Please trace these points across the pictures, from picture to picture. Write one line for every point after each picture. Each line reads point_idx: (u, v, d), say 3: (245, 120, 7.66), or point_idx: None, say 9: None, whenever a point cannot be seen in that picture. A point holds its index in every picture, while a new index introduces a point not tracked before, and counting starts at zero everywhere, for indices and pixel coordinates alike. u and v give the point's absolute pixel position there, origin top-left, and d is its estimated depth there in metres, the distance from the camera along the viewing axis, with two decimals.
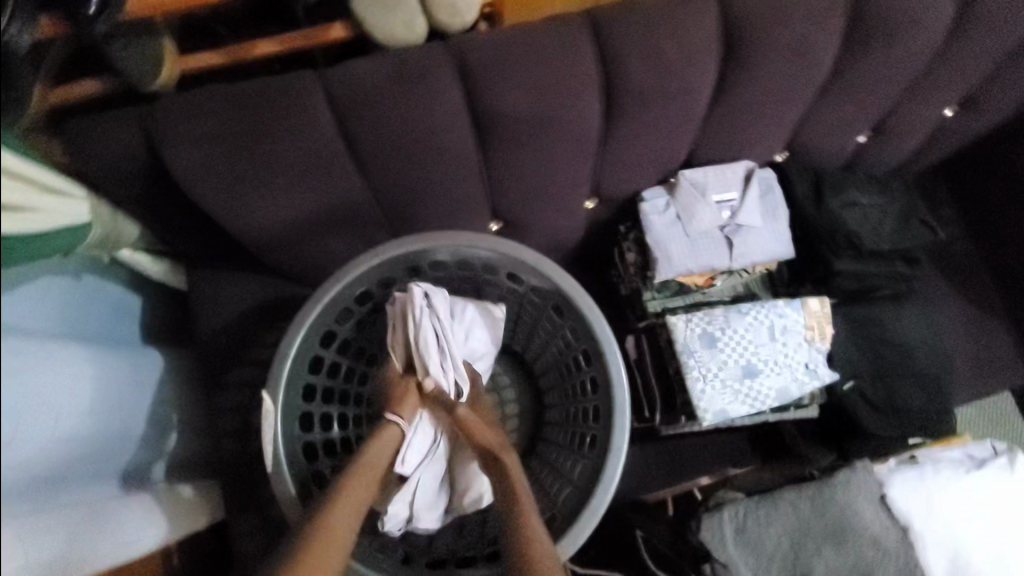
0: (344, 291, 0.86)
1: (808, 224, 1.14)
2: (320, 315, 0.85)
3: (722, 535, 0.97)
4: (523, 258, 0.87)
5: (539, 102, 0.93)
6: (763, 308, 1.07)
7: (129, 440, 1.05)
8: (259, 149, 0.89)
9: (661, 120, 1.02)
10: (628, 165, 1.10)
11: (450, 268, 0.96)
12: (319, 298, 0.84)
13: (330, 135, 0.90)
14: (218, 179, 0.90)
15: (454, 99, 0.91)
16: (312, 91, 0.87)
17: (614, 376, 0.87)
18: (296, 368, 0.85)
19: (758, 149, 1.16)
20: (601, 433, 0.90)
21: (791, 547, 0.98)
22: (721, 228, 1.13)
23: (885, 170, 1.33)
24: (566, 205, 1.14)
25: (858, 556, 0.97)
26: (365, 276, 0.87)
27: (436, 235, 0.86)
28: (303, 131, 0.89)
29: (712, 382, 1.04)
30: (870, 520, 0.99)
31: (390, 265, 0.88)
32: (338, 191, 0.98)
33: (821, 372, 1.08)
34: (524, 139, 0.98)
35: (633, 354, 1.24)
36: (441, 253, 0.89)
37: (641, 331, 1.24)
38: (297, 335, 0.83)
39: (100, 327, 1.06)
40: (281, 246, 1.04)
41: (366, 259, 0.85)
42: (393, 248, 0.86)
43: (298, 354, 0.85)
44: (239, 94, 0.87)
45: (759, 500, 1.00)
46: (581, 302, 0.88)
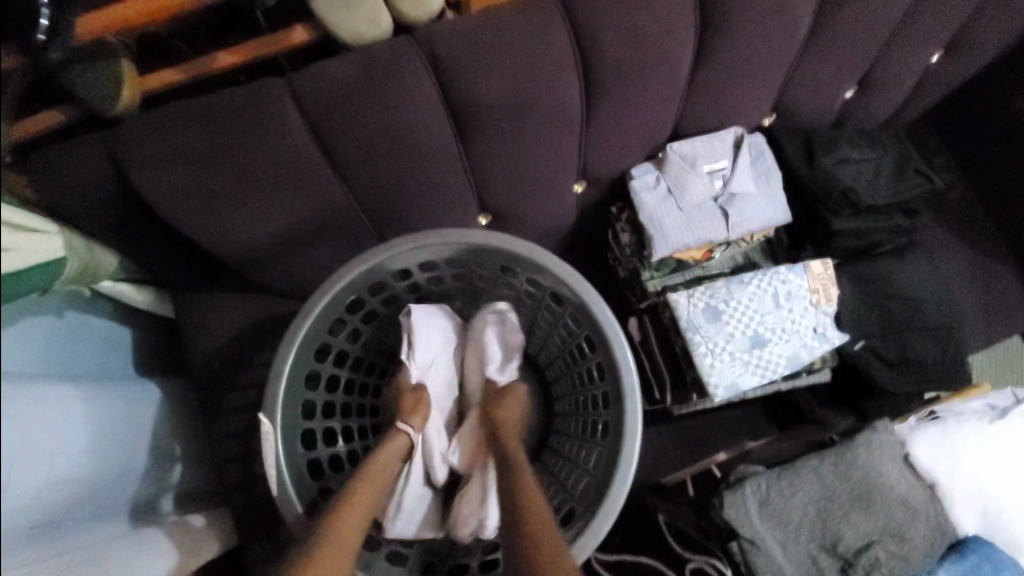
0: (334, 301, 0.82)
1: (802, 186, 1.12)
2: (311, 330, 0.81)
3: (748, 511, 0.93)
4: (516, 249, 0.83)
5: (516, 86, 0.90)
6: (765, 276, 1.05)
7: (130, 474, 1.03)
8: (231, 164, 0.86)
9: (643, 94, 0.99)
10: (613, 143, 1.07)
11: (442, 267, 0.92)
12: (309, 311, 0.80)
13: (303, 143, 0.87)
14: (193, 201, 0.87)
15: (428, 92, 0.88)
16: (280, 98, 0.84)
17: (620, 358, 0.84)
18: (292, 386, 0.82)
19: (744, 114, 1.13)
20: (614, 418, 0.87)
21: (819, 515, 0.95)
22: (715, 199, 1.10)
23: (875, 123, 1.30)
24: (554, 192, 1.12)
25: (887, 518, 0.95)
26: (353, 285, 0.83)
27: (424, 234, 0.82)
28: (275, 141, 0.85)
29: (720, 357, 1.01)
30: (896, 480, 0.96)
31: (379, 271, 0.85)
32: (319, 201, 0.95)
33: (829, 334, 1.05)
34: (504, 128, 0.95)
35: (637, 336, 1.22)
36: (432, 252, 0.86)
37: (643, 311, 1.22)
38: (290, 352, 0.79)
39: (89, 364, 1.03)
40: (266, 263, 1.01)
41: (355, 266, 0.81)
42: (380, 252, 0.82)
43: (293, 372, 0.81)
44: (204, 109, 0.84)
45: (781, 470, 0.97)
46: (581, 290, 0.84)
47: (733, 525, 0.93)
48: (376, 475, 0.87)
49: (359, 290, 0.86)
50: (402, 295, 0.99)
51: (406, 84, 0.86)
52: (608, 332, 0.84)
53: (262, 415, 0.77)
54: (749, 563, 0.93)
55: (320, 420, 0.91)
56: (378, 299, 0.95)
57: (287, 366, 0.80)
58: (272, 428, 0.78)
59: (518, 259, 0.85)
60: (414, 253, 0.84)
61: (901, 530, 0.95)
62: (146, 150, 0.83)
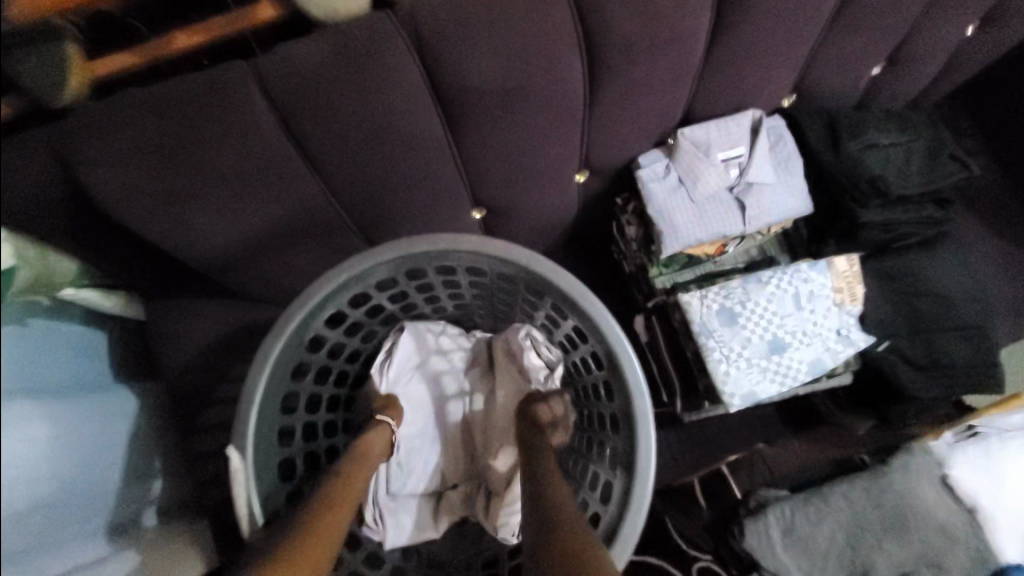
0: (310, 318, 0.71)
1: (826, 174, 1.02)
2: (286, 349, 0.70)
3: (770, 539, 0.92)
4: (513, 255, 0.72)
5: (511, 68, 0.80)
6: (785, 274, 0.97)
7: (104, 494, 0.91)
8: (192, 159, 0.76)
9: (652, 74, 0.89)
10: (620, 129, 0.97)
11: (434, 274, 0.81)
12: (281, 330, 0.69)
13: (274, 135, 0.78)
14: (154, 200, 0.78)
15: (412, 75, 0.78)
16: (243, 85, 0.74)
17: (632, 382, 0.72)
18: (267, 413, 0.69)
19: (763, 94, 1.03)
20: (623, 448, 0.75)
21: (849, 542, 0.94)
22: (730, 189, 1.01)
23: (901, 102, 1.20)
24: (554, 182, 1.02)
25: (924, 547, 0.93)
26: (334, 296, 0.73)
27: (413, 240, 0.71)
28: (241, 134, 0.76)
29: (736, 363, 0.93)
30: (933, 505, 0.95)
31: (360, 281, 0.74)
32: (294, 199, 0.86)
33: (855, 337, 0.97)
34: (498, 113, 0.85)
35: (644, 336, 1.15)
36: (419, 259, 0.74)
37: (650, 309, 1.13)
38: (259, 378, 0.67)
39: (47, 370, 0.87)
40: (241, 265, 0.92)
41: (333, 277, 0.71)
42: (361, 261, 0.71)
43: (268, 397, 0.69)
44: (155, 96, 0.73)
45: (807, 498, 0.96)
46: (590, 303, 0.72)
47: (755, 555, 0.93)
48: (349, 474, 0.74)
49: (337, 303, 0.75)
50: (389, 304, 0.88)
51: (388, 66, 0.76)
52: (620, 351, 0.72)
53: (230, 448, 0.64)
54: None
55: (300, 446, 0.80)
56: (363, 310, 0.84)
57: (260, 390, 0.67)
58: (242, 462, 0.65)
59: (517, 267, 0.74)
60: (400, 261, 0.74)
61: (941, 561, 0.93)
62: (93, 146, 0.73)
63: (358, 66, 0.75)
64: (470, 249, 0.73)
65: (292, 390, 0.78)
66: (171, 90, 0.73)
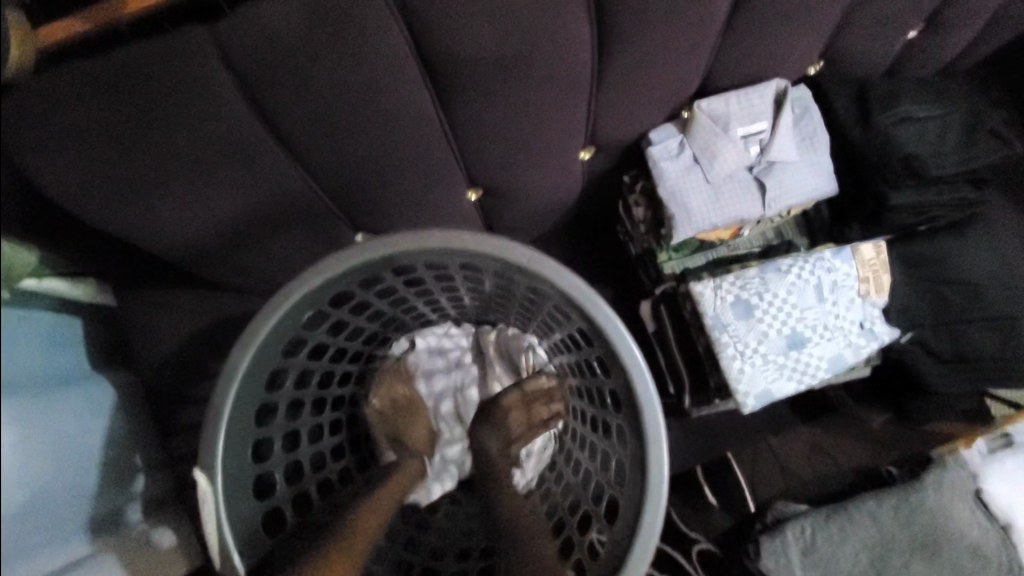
0: (285, 322, 0.65)
1: (854, 151, 0.93)
2: (258, 359, 0.64)
3: (791, 558, 0.94)
4: (508, 253, 0.65)
5: (509, 34, 0.71)
6: (807, 263, 0.89)
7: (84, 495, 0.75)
8: (150, 140, 0.68)
9: (667, 41, 0.79)
10: (630, 102, 0.88)
11: (423, 271, 0.74)
12: (251, 338, 0.63)
13: (241, 112, 0.69)
14: (111, 188, 0.70)
15: (396, 42, 0.69)
16: (204, 55, 0.65)
17: (644, 406, 0.65)
18: (236, 429, 0.64)
19: (787, 63, 0.93)
20: (630, 469, 0.69)
21: (872, 561, 0.96)
22: (749, 169, 0.93)
23: (935, 70, 1.10)
24: (557, 161, 0.94)
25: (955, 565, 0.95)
26: (311, 299, 0.66)
27: (396, 237, 0.64)
28: (203, 111, 0.67)
29: (751, 360, 0.86)
30: (965, 521, 0.97)
31: (339, 281, 0.67)
32: (261, 183, 0.76)
33: (878, 330, 0.91)
34: (495, 86, 0.76)
35: (651, 326, 1.06)
36: (404, 257, 0.67)
37: (658, 296, 1.04)
38: (228, 390, 0.62)
39: (22, 357, 0.70)
40: (217, 255, 0.85)
41: (310, 280, 0.64)
42: (340, 259, 0.64)
43: (238, 411, 0.64)
44: (103, 69, 0.64)
45: (830, 516, 0.97)
46: (592, 306, 0.65)
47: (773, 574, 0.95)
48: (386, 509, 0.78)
49: (317, 305, 0.69)
50: (378, 302, 0.81)
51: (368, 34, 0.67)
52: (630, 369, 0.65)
53: (197, 471, 0.60)
54: None
55: (282, 456, 0.75)
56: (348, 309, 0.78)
57: (229, 406, 0.62)
58: (212, 486, 0.60)
59: (514, 267, 0.67)
60: (384, 260, 0.67)
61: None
62: (38, 127, 0.65)
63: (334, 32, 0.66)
64: (459, 248, 0.65)
65: (269, 399, 0.72)
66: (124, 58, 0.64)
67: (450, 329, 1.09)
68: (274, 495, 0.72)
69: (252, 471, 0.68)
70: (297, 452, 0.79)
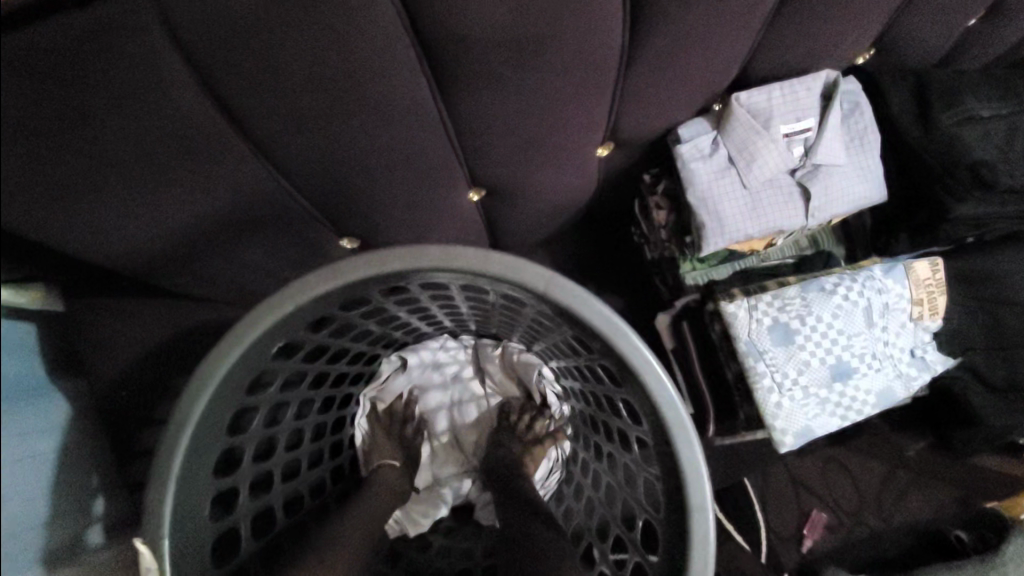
0: (249, 357, 0.54)
1: (909, 155, 0.82)
2: (216, 402, 0.53)
3: None
4: (519, 276, 0.54)
5: (526, 9, 0.58)
6: (855, 282, 0.79)
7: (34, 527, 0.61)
8: (87, 121, 0.54)
9: (709, 22, 0.67)
10: (658, 93, 0.76)
11: (416, 290, 0.63)
12: (207, 376, 0.52)
13: (194, 97, 0.56)
14: (42, 184, 0.56)
15: (387, 16, 0.56)
16: None
17: (685, 470, 0.53)
18: (190, 487, 0.53)
19: (837, 50, 0.81)
20: (661, 534, 0.58)
21: None
22: (790, 172, 0.81)
23: (988, 62, 0.99)
24: (571, 159, 0.82)
25: None
26: (280, 328, 0.55)
27: (387, 255, 0.53)
28: (150, 96, 0.54)
29: (790, 392, 0.76)
30: None
31: (313, 306, 0.55)
32: (227, 182, 0.65)
33: (928, 358, 0.82)
34: (505, 71, 0.64)
35: (667, 342, 0.95)
36: (390, 277, 0.55)
37: (677, 312, 0.93)
38: (176, 443, 0.51)
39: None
40: (178, 263, 0.73)
41: (279, 308, 0.53)
42: (317, 281, 0.53)
43: (192, 466, 0.53)
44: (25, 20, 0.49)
45: None
46: (622, 345, 0.54)
47: None
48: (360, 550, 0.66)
49: (292, 332, 0.58)
50: (367, 323, 0.71)
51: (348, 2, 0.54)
52: (668, 420, 0.53)
53: (138, 544, 0.49)
54: None
55: (248, 508, 0.64)
56: (328, 333, 0.66)
57: (178, 465, 0.51)
58: (156, 561, 0.49)
59: (527, 291, 0.56)
60: (373, 282, 0.55)
61: None
62: None
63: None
64: (462, 269, 0.54)
65: (231, 442, 0.60)
66: (49, 20, 0.48)
67: (446, 343, 0.98)
68: (238, 554, 0.62)
69: (208, 534, 0.57)
70: (270, 496, 0.68)
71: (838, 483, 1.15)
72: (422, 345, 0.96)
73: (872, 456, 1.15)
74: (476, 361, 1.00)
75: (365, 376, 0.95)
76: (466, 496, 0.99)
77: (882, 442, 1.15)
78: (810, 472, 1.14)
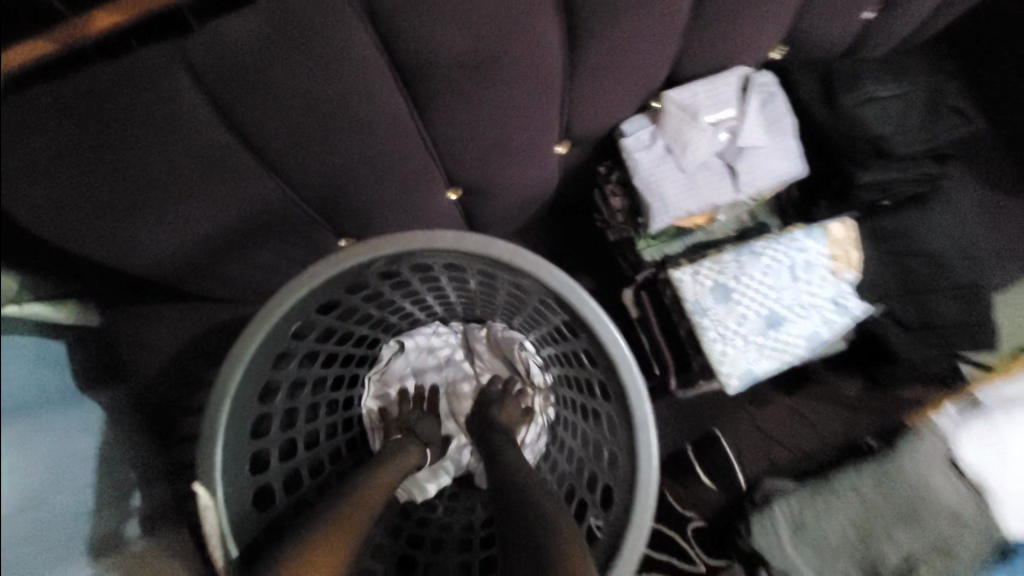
0: (275, 333, 0.66)
1: (821, 134, 0.97)
2: (250, 369, 0.65)
3: (780, 540, 1.03)
4: (490, 252, 0.66)
5: (481, 37, 0.71)
6: (780, 245, 0.93)
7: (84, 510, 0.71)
8: (121, 151, 0.66)
9: (636, 35, 0.80)
10: (602, 94, 0.89)
11: (407, 273, 0.75)
12: (243, 350, 0.64)
13: (212, 125, 0.69)
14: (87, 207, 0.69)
15: (367, 50, 0.69)
16: (172, 70, 0.64)
17: (633, 396, 0.67)
18: (234, 442, 0.65)
19: (752, 48, 0.95)
20: (623, 456, 0.71)
21: (860, 536, 1.04)
22: (721, 155, 0.95)
23: (888, 49, 1.14)
24: (534, 157, 0.95)
25: (937, 530, 1.03)
26: (299, 306, 0.67)
27: (382, 241, 0.66)
28: (175, 128, 0.67)
29: (732, 341, 0.89)
30: (946, 491, 1.06)
31: (324, 287, 0.67)
32: (242, 194, 0.76)
33: (851, 305, 0.94)
34: (469, 87, 0.77)
35: (634, 311, 1.08)
36: (385, 259, 0.67)
37: (640, 285, 1.06)
38: (220, 404, 0.62)
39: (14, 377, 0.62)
40: (201, 269, 0.85)
41: (298, 288, 0.65)
42: (328, 266, 0.65)
43: (234, 423, 0.64)
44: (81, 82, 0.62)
45: (814, 493, 1.07)
46: (579, 302, 0.67)
47: (767, 555, 1.04)
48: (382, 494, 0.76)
49: (309, 312, 0.70)
50: (366, 308, 0.83)
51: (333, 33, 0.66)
52: (620, 360, 0.67)
53: (197, 485, 0.60)
54: None
55: (278, 469, 0.75)
56: (334, 317, 0.78)
57: (224, 424, 0.63)
58: (212, 499, 0.61)
59: (497, 263, 0.69)
60: (373, 265, 0.68)
61: (954, 545, 1.03)
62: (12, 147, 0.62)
63: (301, 34, 0.66)
64: (444, 248, 0.67)
65: (263, 409, 0.72)
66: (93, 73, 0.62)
67: (438, 328, 1.11)
68: (274, 506, 0.73)
69: (250, 485, 0.68)
70: (295, 460, 0.80)
71: (796, 430, 1.28)
72: (416, 331, 1.09)
73: (824, 403, 1.29)
74: (466, 343, 1.12)
75: (368, 361, 1.07)
76: (466, 464, 1.11)
77: (831, 389, 1.29)
78: (771, 421, 1.28)
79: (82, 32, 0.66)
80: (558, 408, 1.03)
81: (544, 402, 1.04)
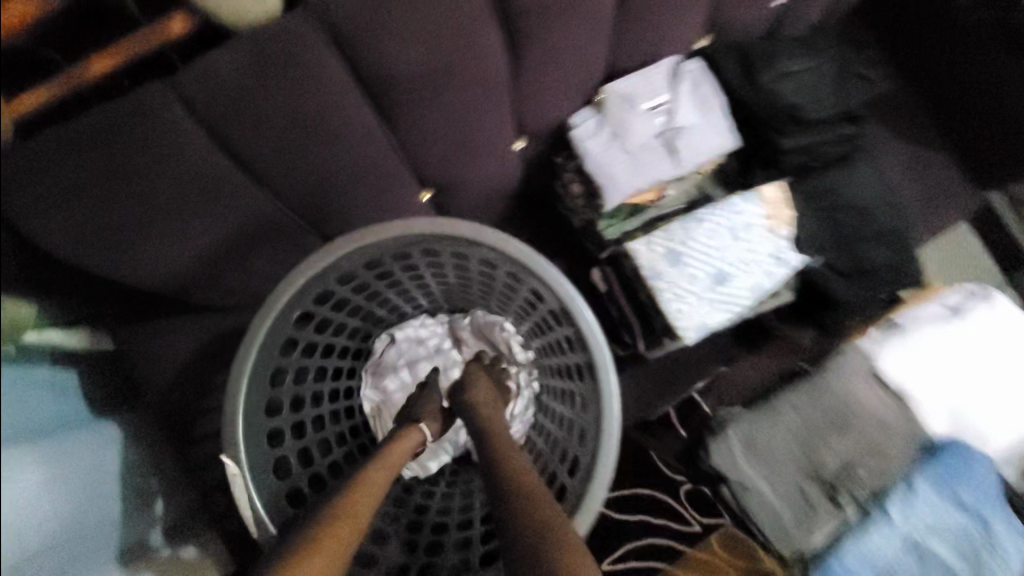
0: (280, 321, 0.75)
1: (746, 108, 1.09)
2: (260, 355, 0.74)
3: (735, 460, 1.08)
4: (465, 236, 0.80)
5: (435, 50, 0.82)
6: (720, 210, 1.04)
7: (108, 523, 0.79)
8: (133, 181, 0.75)
9: (569, 36, 0.92)
10: (547, 90, 1.00)
11: (388, 263, 0.85)
12: (254, 337, 0.73)
13: (211, 149, 0.78)
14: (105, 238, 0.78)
15: (335, 68, 0.79)
16: (171, 105, 0.73)
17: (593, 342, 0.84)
18: (254, 418, 0.74)
19: (677, 39, 1.06)
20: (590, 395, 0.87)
21: (804, 450, 1.10)
22: (659, 137, 1.07)
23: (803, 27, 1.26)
24: (495, 153, 1.05)
25: (869, 438, 1.10)
26: (296, 300, 0.76)
27: (365, 232, 0.76)
28: (179, 155, 0.75)
29: (686, 299, 1.01)
30: (869, 400, 1.12)
31: (316, 281, 0.77)
32: (243, 210, 0.87)
33: (789, 257, 1.06)
34: (427, 94, 0.87)
35: (602, 287, 1.17)
36: (369, 250, 0.78)
37: (605, 262, 1.16)
38: (240, 387, 0.72)
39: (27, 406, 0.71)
40: (206, 283, 0.93)
41: (294, 282, 0.75)
42: (324, 258, 0.76)
43: (253, 399, 0.74)
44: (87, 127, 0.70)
45: (760, 413, 1.12)
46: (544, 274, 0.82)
47: (721, 469, 1.08)
48: (395, 466, 0.83)
49: (308, 306, 0.80)
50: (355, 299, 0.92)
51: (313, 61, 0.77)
52: (599, 340, 0.83)
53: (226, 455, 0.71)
54: (742, 504, 1.08)
55: (291, 445, 0.84)
56: (327, 306, 0.87)
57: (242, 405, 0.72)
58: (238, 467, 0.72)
59: (472, 245, 0.82)
60: (359, 254, 0.78)
61: (880, 447, 1.10)
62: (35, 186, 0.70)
63: (276, 61, 0.75)
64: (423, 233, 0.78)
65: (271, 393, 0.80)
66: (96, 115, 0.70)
67: (426, 320, 1.18)
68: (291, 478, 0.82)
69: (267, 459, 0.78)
70: (305, 439, 0.88)
71: None
72: (405, 323, 1.17)
73: None
74: (453, 331, 1.19)
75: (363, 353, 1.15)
76: (463, 446, 1.19)
77: None
78: None
79: (81, 79, 0.70)
80: (542, 380, 1.11)
81: (529, 376, 1.11)
